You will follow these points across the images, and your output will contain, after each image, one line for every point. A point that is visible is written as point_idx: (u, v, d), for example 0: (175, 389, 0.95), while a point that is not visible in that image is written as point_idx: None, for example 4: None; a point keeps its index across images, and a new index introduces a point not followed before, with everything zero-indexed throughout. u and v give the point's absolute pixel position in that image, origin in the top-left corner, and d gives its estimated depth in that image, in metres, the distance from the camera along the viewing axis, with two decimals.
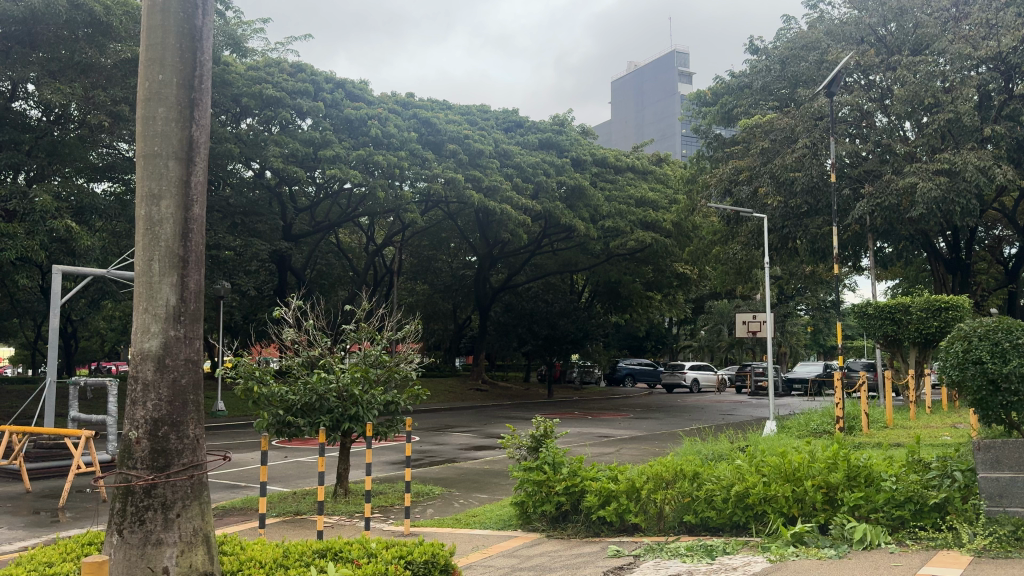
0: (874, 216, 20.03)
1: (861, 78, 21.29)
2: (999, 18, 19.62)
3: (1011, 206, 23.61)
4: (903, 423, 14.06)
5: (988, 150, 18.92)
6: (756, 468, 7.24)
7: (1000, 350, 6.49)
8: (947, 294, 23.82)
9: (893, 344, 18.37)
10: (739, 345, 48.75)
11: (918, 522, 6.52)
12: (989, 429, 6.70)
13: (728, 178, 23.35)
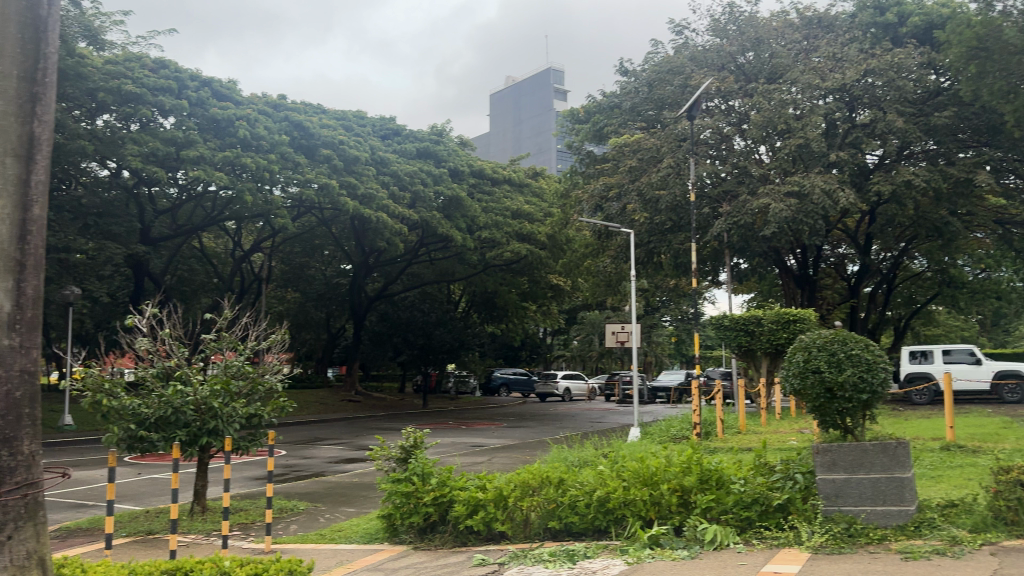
0: (731, 233, 21.17)
1: (721, 103, 22.65)
2: (843, 53, 21.40)
3: (853, 228, 25.54)
4: (754, 429, 14.89)
5: (833, 174, 20.36)
6: (617, 473, 7.48)
7: (836, 359, 6.97)
8: (797, 307, 25.48)
9: (747, 354, 19.46)
10: (608, 354, 50.27)
11: (763, 522, 6.92)
12: (826, 434, 7.21)
13: (599, 195, 24.10)
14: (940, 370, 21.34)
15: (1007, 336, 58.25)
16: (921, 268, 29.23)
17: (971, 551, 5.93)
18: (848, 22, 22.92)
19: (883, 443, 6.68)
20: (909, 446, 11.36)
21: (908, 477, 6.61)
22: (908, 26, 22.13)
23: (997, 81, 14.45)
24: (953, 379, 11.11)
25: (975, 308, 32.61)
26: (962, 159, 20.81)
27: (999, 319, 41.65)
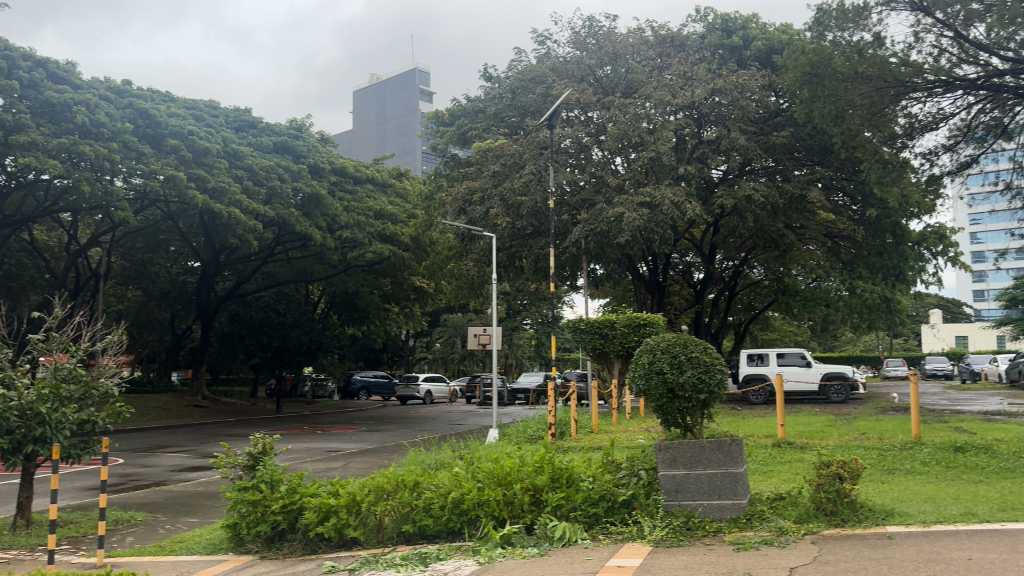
0: (589, 240, 21.88)
1: (580, 114, 23.41)
2: (692, 72, 22.66)
3: (700, 238, 27.04)
4: (605, 429, 15.43)
5: (682, 187, 21.46)
6: (472, 474, 7.55)
7: (678, 361, 7.35)
8: (648, 312, 26.63)
9: (601, 357, 20.18)
10: (470, 356, 50.58)
11: (609, 517, 7.21)
12: (668, 433, 7.58)
13: (462, 198, 24.32)
14: (774, 371, 22.95)
15: (834, 340, 63.46)
16: (760, 277, 31.29)
17: (795, 540, 6.42)
18: (699, 42, 24.28)
19: (719, 440, 7.12)
20: (743, 442, 12.12)
21: (741, 472, 7.08)
22: (752, 49, 23.76)
23: (826, 106, 14.67)
24: (783, 381, 11.95)
25: (806, 315, 35.30)
26: (796, 176, 22.44)
27: (827, 325, 45.31)
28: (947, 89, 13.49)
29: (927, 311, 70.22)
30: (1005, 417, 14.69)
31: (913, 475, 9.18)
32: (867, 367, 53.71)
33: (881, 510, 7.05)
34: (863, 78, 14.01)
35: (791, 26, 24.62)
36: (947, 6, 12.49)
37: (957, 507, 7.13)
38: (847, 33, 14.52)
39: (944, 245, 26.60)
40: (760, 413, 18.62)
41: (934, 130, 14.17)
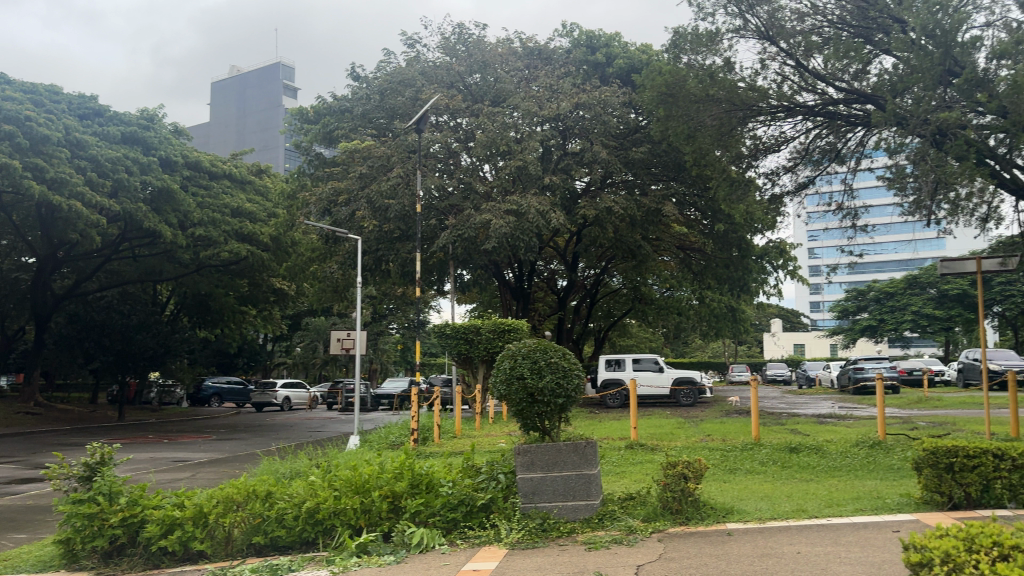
0: (455, 245, 21.99)
1: (449, 119, 23.54)
2: (558, 86, 23.27)
3: (564, 246, 27.79)
4: (467, 433, 15.55)
5: (547, 196, 21.92)
6: (329, 482, 7.35)
7: (538, 367, 7.46)
8: (512, 318, 27.05)
9: (465, 362, 20.29)
10: (333, 361, 49.57)
11: (467, 522, 7.25)
12: (528, 436, 7.69)
13: (326, 199, 23.84)
14: (630, 376, 23.88)
15: (685, 346, 66.74)
16: (619, 285, 32.54)
17: (643, 538, 6.70)
18: (564, 57, 24.99)
19: (573, 443, 7.32)
20: (598, 445, 12.53)
21: (594, 474, 7.31)
22: (614, 67, 24.79)
23: (679, 124, 15.25)
24: (637, 385, 12.46)
25: (661, 323, 37.02)
26: (653, 191, 23.49)
27: (679, 333, 47.69)
28: (788, 114, 14.57)
29: (769, 321, 75.25)
30: (833, 419, 15.93)
31: (752, 474, 9.81)
32: (715, 373, 56.84)
33: (722, 508, 7.48)
34: (714, 100, 14.77)
35: (650, 47, 25.84)
36: (790, 37, 13.42)
37: (789, 504, 7.63)
38: (700, 57, 15.17)
39: (784, 259, 28.60)
40: (615, 416, 19.33)
41: (776, 152, 15.22)
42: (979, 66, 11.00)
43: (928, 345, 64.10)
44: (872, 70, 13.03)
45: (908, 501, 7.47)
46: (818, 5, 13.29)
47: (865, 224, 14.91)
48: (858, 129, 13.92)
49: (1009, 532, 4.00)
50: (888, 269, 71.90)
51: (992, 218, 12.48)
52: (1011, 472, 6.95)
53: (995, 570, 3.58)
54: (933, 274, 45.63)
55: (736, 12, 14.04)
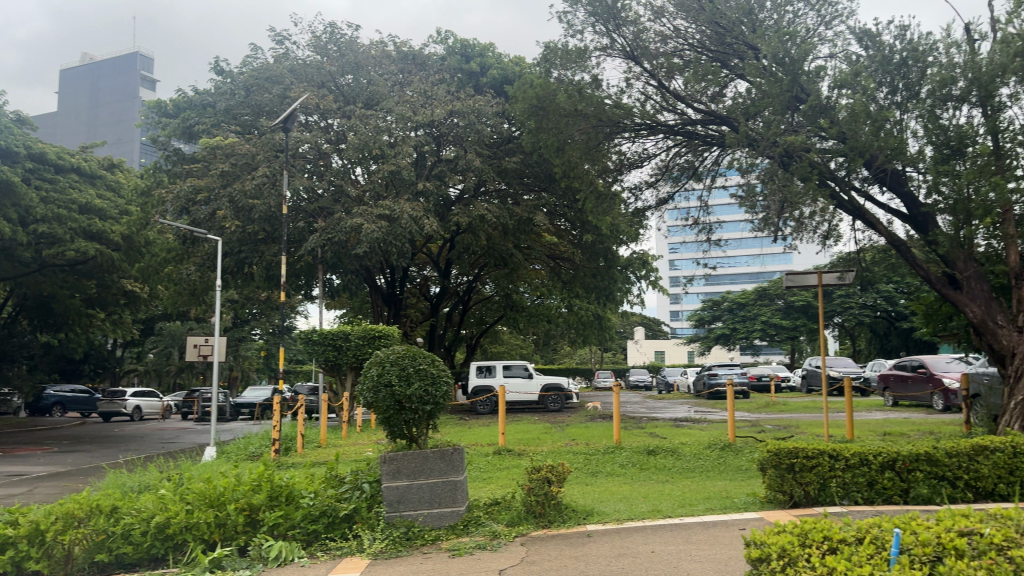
0: (324, 249, 21.55)
1: (319, 119, 23.11)
2: (433, 92, 23.34)
3: (436, 252, 27.79)
4: (332, 443, 15.21)
5: (420, 202, 21.85)
6: (180, 496, 6.99)
7: (406, 373, 7.35)
8: (383, 324, 26.81)
9: (332, 369, 19.91)
10: (189, 368, 47.25)
11: (329, 533, 7.10)
12: (394, 444, 7.59)
13: (185, 196, 22.57)
14: (499, 383, 24.10)
15: (553, 353, 68.12)
16: (491, 293, 32.88)
17: (506, 543, 6.77)
18: (439, 63, 25.17)
19: (441, 450, 7.31)
20: (466, 451, 12.60)
21: (460, 480, 7.33)
22: (488, 77, 25.15)
23: (550, 137, 15.52)
24: (504, 392, 12.63)
25: (530, 330, 37.67)
26: (525, 201, 23.91)
27: (548, 340, 48.67)
28: (651, 132, 15.13)
29: (632, 329, 78.03)
30: (689, 422, 16.74)
31: (612, 477, 10.14)
32: (581, 379, 58.32)
33: (583, 510, 7.69)
34: (582, 115, 15.09)
35: (522, 59, 26.39)
36: (653, 58, 14.02)
37: (646, 505, 7.96)
38: (570, 72, 15.40)
39: (648, 270, 29.72)
40: (485, 422, 19.49)
41: (640, 167, 15.84)
42: (822, 94, 11.91)
43: (776, 352, 68.40)
44: (728, 93, 13.79)
45: (752, 500, 7.94)
46: (680, 29, 14.02)
47: (719, 238, 15.83)
48: (714, 148, 14.69)
49: (838, 526, 4.33)
50: (741, 281, 76.27)
51: (832, 235, 13.47)
52: (844, 471, 7.50)
53: (824, 563, 3.87)
54: (781, 287, 48.80)
55: (603, 31, 14.49)
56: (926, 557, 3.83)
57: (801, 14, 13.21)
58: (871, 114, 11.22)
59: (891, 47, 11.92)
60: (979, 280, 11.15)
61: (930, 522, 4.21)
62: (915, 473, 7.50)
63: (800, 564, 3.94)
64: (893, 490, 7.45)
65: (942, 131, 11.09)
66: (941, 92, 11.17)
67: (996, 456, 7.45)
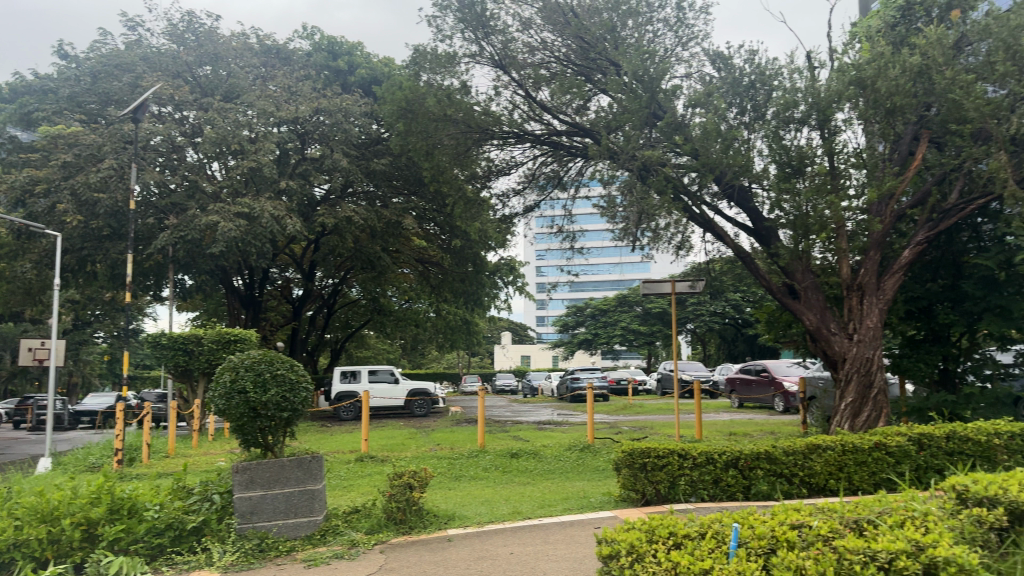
0: (176, 247, 20.56)
1: (174, 111, 22.07)
2: (298, 88, 22.85)
3: (298, 254, 27.12)
4: (180, 452, 14.49)
5: (282, 201, 21.24)
6: (7, 510, 6.32)
7: (262, 379, 7.08)
8: (240, 327, 25.98)
9: (183, 375, 19.02)
10: (21, 374, 43.71)
11: (175, 547, 6.76)
12: (248, 453, 7.33)
13: (21, 187, 20.95)
14: (362, 388, 23.74)
15: (420, 358, 67.78)
16: (356, 296, 32.34)
17: (364, 551, 6.67)
18: (304, 59, 24.90)
19: (298, 458, 7.14)
20: (325, 458, 12.33)
21: (317, 489, 7.20)
22: (356, 76, 25.06)
23: (418, 140, 15.42)
24: (366, 397, 12.44)
25: (397, 334, 37.38)
26: (393, 203, 23.71)
27: (414, 345, 48.45)
28: (519, 140, 15.34)
29: (498, 333, 78.91)
30: (552, 425, 17.11)
31: (476, 480, 10.22)
32: (448, 384, 58.37)
33: (444, 515, 7.70)
34: (451, 120, 15.03)
35: (391, 60, 26.33)
36: (521, 68, 14.28)
37: (506, 507, 8.07)
38: (439, 77, 15.29)
39: (515, 275, 30.19)
40: (347, 428, 19.15)
41: (507, 174, 16.06)
42: (677, 112, 12.55)
43: (634, 356, 71.14)
44: (592, 107, 14.21)
45: (608, 500, 8.36)
46: (547, 41, 14.36)
47: (582, 246, 16.21)
48: (578, 159, 15.12)
49: (683, 522, 4.53)
50: (603, 288, 79.00)
51: (685, 246, 14.18)
52: (692, 469, 7.92)
53: (669, 558, 4.04)
54: (640, 293, 50.87)
55: (472, 38, 14.60)
56: (761, 549, 4.06)
57: (660, 34, 13.87)
58: (722, 133, 11.88)
59: (740, 70, 12.68)
60: (815, 290, 12.02)
61: (766, 517, 4.49)
62: (756, 470, 7.98)
63: (646, 560, 4.09)
64: (736, 487, 7.91)
65: (784, 151, 11.93)
66: (784, 115, 12.01)
67: (828, 454, 7.99)
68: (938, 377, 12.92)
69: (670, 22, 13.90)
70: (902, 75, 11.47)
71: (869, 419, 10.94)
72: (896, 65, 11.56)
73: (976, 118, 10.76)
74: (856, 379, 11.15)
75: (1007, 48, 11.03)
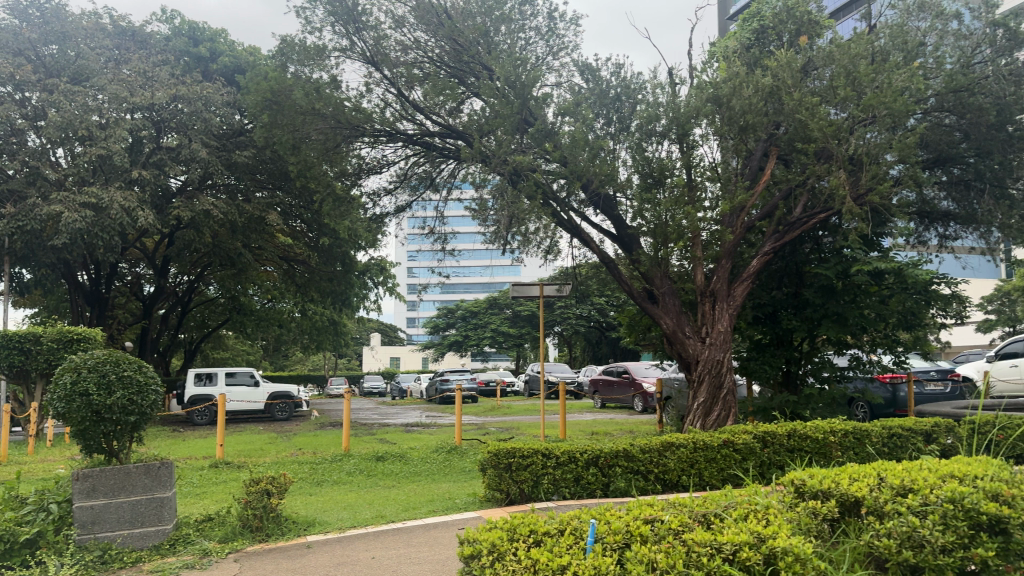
0: (14, 238, 19.20)
1: (14, 91, 20.49)
2: (155, 74, 21.62)
3: (152, 248, 25.79)
4: (12, 459, 13.45)
5: (133, 191, 20.12)
6: None
7: (106, 381, 6.65)
8: (84, 324, 24.48)
9: (18, 376, 17.65)
10: None
11: (6, 561, 6.10)
12: (90, 461, 6.89)
13: None
14: (220, 391, 22.79)
15: (284, 359, 65.75)
16: (215, 294, 31.02)
17: (217, 560, 6.42)
18: (162, 43, 23.59)
19: (146, 464, 6.79)
20: (176, 464, 11.76)
21: (167, 496, 6.87)
22: (218, 64, 24.28)
23: (285, 134, 14.91)
24: (222, 400, 11.99)
25: (259, 334, 36.15)
26: (257, 198, 22.89)
27: (278, 346, 47.01)
28: (390, 139, 15.18)
29: (367, 334, 77.77)
30: (418, 427, 17.09)
31: (338, 485, 10.04)
32: (313, 386, 56.93)
33: (303, 521, 7.52)
34: (320, 115, 14.58)
35: (257, 49, 25.59)
36: (393, 66, 14.16)
37: (369, 511, 7.98)
38: (307, 70, 14.88)
39: (384, 276, 29.87)
40: (201, 433, 18.33)
41: (378, 173, 15.90)
42: (547, 120, 12.82)
43: (503, 358, 72.13)
44: (464, 109, 14.21)
45: (472, 500, 8.47)
46: (420, 41, 14.31)
47: (453, 248, 16.33)
48: (450, 161, 15.12)
49: (543, 520, 4.61)
50: (475, 291, 79.67)
51: (553, 251, 14.51)
52: (555, 468, 8.14)
53: (529, 555, 4.10)
54: (509, 296, 51.57)
55: (343, 32, 14.35)
56: (616, 543, 4.21)
57: (531, 42, 14.17)
58: (589, 142, 12.20)
59: (607, 82, 13.10)
60: (672, 296, 12.59)
61: (621, 512, 4.64)
62: (614, 468, 8.27)
63: (507, 559, 4.14)
64: (596, 484, 8.20)
65: (646, 163, 12.37)
66: (647, 127, 12.54)
67: (681, 451, 8.39)
68: (782, 379, 13.83)
69: (541, 30, 14.22)
70: (755, 95, 12.21)
71: (719, 418, 11.59)
72: (750, 85, 12.27)
73: (820, 138, 11.58)
74: (708, 380, 11.78)
75: (847, 75, 11.91)
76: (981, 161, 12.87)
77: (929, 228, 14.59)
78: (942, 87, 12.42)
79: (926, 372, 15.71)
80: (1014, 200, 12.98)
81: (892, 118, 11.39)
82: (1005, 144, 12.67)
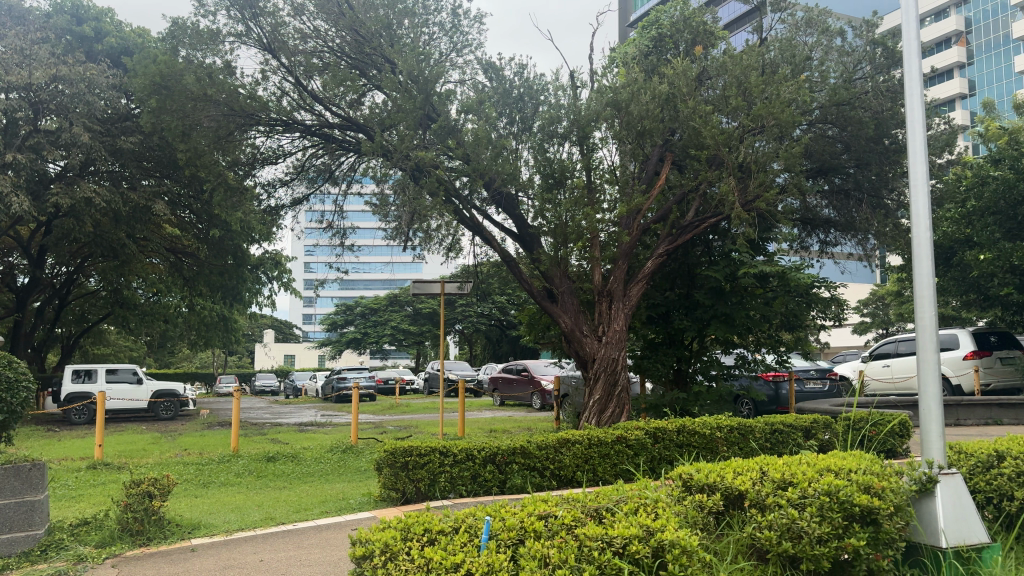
0: None
1: None
2: (33, 52, 20.29)
3: (27, 237, 24.22)
4: None
5: (7, 175, 18.89)
6: None
7: None
8: None
9: None
10: None
11: None
12: None
13: None
14: (100, 389, 21.60)
15: (170, 357, 62.99)
16: (96, 286, 29.38)
17: (93, 566, 6.08)
18: (41, 20, 22.29)
19: (15, 466, 6.39)
20: (48, 466, 11.06)
21: (39, 500, 6.49)
22: (103, 45, 23.12)
23: (172, 119, 14.18)
24: (100, 397, 11.39)
25: (143, 330, 34.49)
26: (143, 186, 21.80)
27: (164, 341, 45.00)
28: (286, 129, 14.80)
29: (261, 331, 75.49)
30: (312, 426, 16.74)
31: (225, 487, 9.71)
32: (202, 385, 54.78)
33: (187, 524, 7.23)
34: (213, 101, 14.07)
35: (147, 31, 24.53)
36: (291, 54, 13.80)
37: (258, 513, 7.76)
38: (200, 54, 14.32)
39: (279, 271, 29.01)
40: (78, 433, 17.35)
41: (273, 164, 15.48)
42: (450, 116, 12.76)
43: (404, 356, 71.51)
44: (365, 102, 14.05)
45: (366, 500, 8.35)
46: (319, 30, 14.01)
47: (352, 244, 16.02)
48: (350, 154, 14.91)
49: (438, 518, 4.57)
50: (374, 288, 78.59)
51: (454, 249, 14.49)
52: (451, 466, 8.16)
53: (422, 555, 4.07)
54: (409, 293, 51.11)
55: (238, 17, 13.90)
56: (509, 540, 4.24)
57: (435, 38, 14.11)
58: (492, 141, 12.25)
59: (510, 82, 13.12)
60: (570, 295, 12.78)
61: (516, 508, 4.65)
62: (511, 466, 8.40)
63: (399, 559, 4.09)
64: (491, 482, 8.25)
65: (548, 163, 12.55)
66: (549, 129, 12.70)
67: (576, 447, 8.53)
68: (673, 377, 14.27)
69: (445, 27, 14.18)
70: (652, 101, 12.58)
71: (613, 416, 11.89)
72: (647, 92, 12.63)
73: (712, 145, 12.01)
74: (604, 378, 12.02)
75: (739, 85, 12.40)
76: (860, 171, 13.68)
77: (812, 235, 15.38)
78: (827, 100, 13.12)
79: (807, 371, 16.53)
80: (889, 209, 13.85)
81: (780, 128, 11.97)
82: (881, 156, 13.50)
